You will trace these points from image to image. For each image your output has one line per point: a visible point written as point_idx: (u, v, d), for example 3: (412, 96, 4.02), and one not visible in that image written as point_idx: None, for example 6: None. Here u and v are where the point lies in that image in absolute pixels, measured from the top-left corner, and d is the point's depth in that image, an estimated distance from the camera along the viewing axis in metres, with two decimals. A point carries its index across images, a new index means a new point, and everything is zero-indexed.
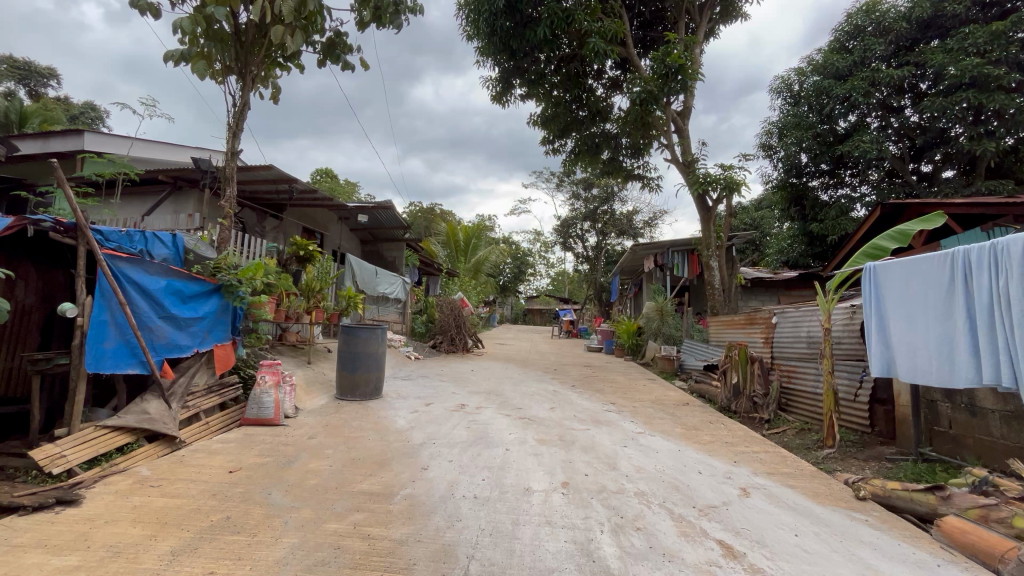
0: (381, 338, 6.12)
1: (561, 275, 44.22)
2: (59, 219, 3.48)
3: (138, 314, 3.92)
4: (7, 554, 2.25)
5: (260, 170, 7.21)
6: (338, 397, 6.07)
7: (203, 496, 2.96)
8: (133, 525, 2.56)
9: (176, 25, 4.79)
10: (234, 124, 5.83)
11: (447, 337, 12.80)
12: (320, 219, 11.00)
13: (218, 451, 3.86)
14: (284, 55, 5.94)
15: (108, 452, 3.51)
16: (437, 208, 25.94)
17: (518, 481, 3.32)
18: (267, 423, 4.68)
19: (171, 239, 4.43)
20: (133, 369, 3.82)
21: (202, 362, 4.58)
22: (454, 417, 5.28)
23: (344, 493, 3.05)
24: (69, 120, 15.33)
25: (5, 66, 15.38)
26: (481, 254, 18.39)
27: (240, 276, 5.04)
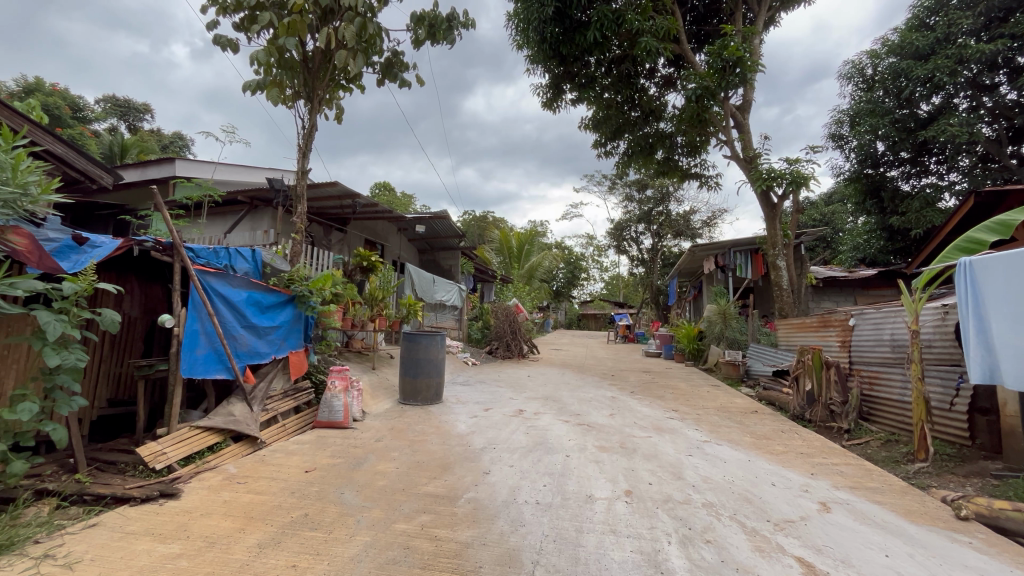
0: (441, 345, 6.29)
1: (615, 279, 43.35)
2: (159, 239, 3.86)
3: (224, 324, 4.28)
4: (122, 540, 2.51)
5: (327, 187, 7.66)
6: (400, 402, 6.29)
7: (284, 493, 3.17)
8: (225, 518, 2.79)
9: (253, 57, 5.27)
10: (304, 145, 6.24)
11: (503, 343, 12.92)
12: (381, 231, 11.50)
13: (295, 452, 4.11)
14: (346, 77, 6.30)
15: (200, 451, 3.84)
16: (490, 216, 26.31)
17: (581, 488, 3.29)
18: (338, 425, 4.93)
19: (252, 253, 4.83)
20: (221, 374, 4.16)
21: (279, 368, 4.93)
22: (514, 422, 5.32)
23: (411, 495, 3.16)
24: (162, 149, 17.04)
25: (109, 104, 17.34)
26: (534, 260, 18.44)
27: (311, 287, 5.38)
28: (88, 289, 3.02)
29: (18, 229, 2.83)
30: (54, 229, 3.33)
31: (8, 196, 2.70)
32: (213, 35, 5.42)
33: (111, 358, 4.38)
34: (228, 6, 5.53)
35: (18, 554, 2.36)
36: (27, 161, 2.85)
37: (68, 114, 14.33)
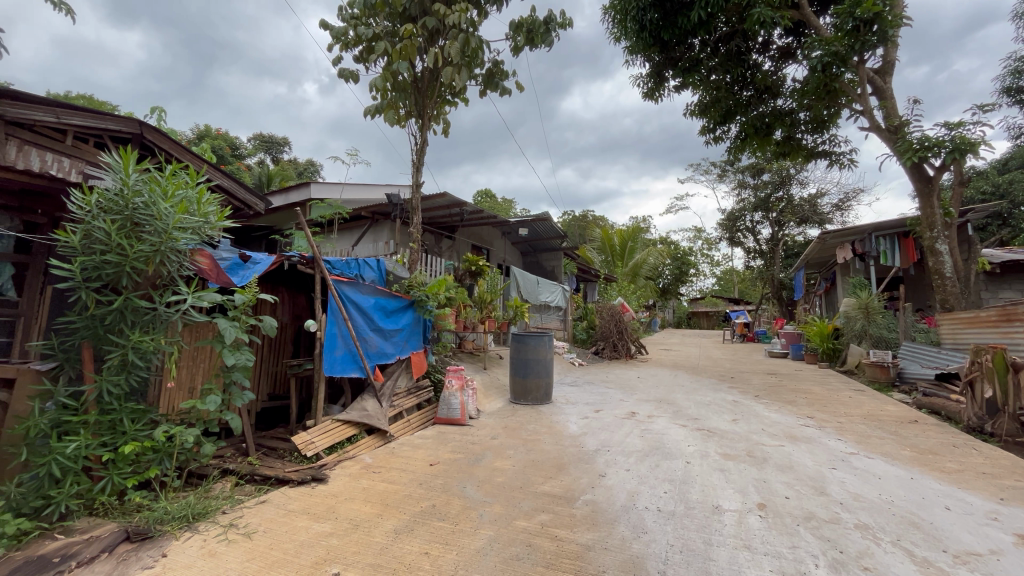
0: (549, 345, 6.33)
1: (728, 274, 40.15)
2: (303, 253, 4.38)
3: (357, 327, 4.74)
4: (286, 517, 2.90)
5: (437, 198, 8.18)
6: (512, 401, 6.45)
7: (413, 484, 3.42)
8: (365, 503, 3.08)
9: (371, 85, 5.81)
10: (417, 161, 6.71)
11: (609, 344, 12.66)
12: (486, 236, 11.95)
13: (420, 445, 4.43)
14: (452, 93, 6.66)
15: (341, 442, 4.30)
16: (590, 214, 25.90)
17: (706, 497, 3.08)
18: (456, 422, 5.20)
19: (377, 263, 5.30)
20: (355, 373, 4.63)
21: (403, 367, 5.35)
22: (627, 424, 5.16)
23: (529, 493, 3.21)
24: (299, 176, 19.54)
25: (258, 142, 20.25)
26: (638, 258, 17.77)
27: (428, 292, 5.76)
28: (251, 300, 3.53)
29: (200, 252, 3.44)
30: (228, 248, 3.93)
31: (195, 225, 3.27)
32: (338, 70, 6.08)
33: (269, 358, 5.08)
34: (349, 42, 6.15)
35: (211, 521, 2.85)
36: (209, 193, 3.40)
37: (228, 153, 17.02)
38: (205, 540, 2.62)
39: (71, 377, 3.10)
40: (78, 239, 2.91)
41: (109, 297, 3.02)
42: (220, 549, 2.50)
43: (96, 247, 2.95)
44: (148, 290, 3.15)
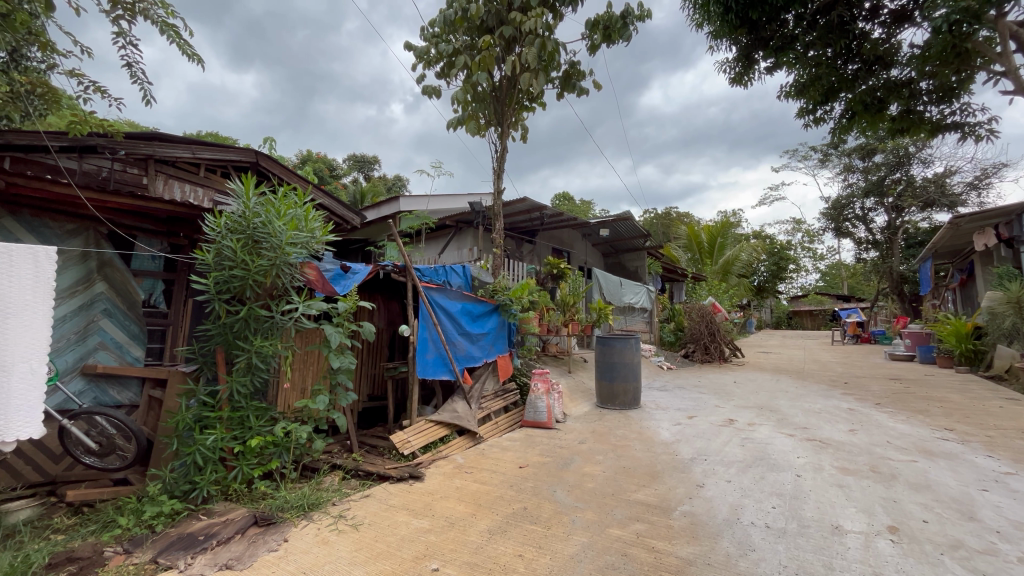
0: (637, 348, 6.12)
1: (836, 269, 36.22)
2: (395, 263, 4.64)
3: (446, 332, 4.92)
4: (387, 511, 3.08)
5: (517, 203, 8.30)
6: (599, 406, 6.33)
7: (504, 486, 3.47)
8: (459, 502, 3.18)
9: (454, 98, 6.05)
10: (498, 168, 6.85)
11: (700, 346, 11.98)
12: (566, 239, 11.90)
13: (509, 448, 4.49)
14: (530, 98, 6.73)
15: (435, 442, 4.49)
16: (674, 211, 24.73)
17: (823, 515, 2.78)
18: (543, 426, 5.20)
19: (462, 269, 5.50)
20: (446, 375, 4.82)
21: (490, 370, 5.51)
22: (725, 432, 4.83)
23: (622, 500, 3.11)
24: (389, 191, 20.86)
25: (352, 162, 21.91)
26: (730, 254, 16.64)
27: (512, 296, 5.84)
28: (352, 309, 3.80)
29: (307, 264, 3.74)
30: (331, 260, 4.25)
31: (304, 240, 3.59)
32: (422, 87, 6.40)
33: (369, 361, 5.45)
34: (432, 59, 6.46)
35: (323, 511, 3.11)
36: (315, 210, 3.71)
37: (328, 173, 18.60)
38: (319, 529, 2.85)
39: (208, 377, 3.56)
40: (211, 257, 3.35)
41: (235, 307, 3.43)
42: (332, 539, 2.71)
43: (225, 263, 3.36)
44: (267, 300, 3.51)
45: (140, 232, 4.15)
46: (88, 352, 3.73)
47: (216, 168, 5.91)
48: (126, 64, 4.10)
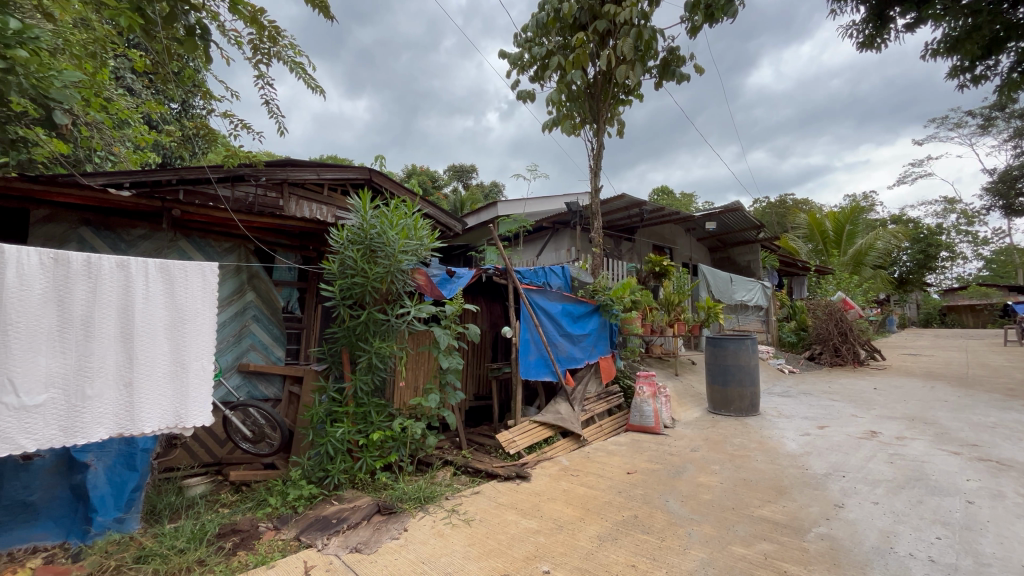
0: (753, 349, 5.63)
1: (1006, 255, 30.10)
2: (497, 266, 4.76)
3: (547, 333, 4.93)
4: (497, 510, 3.15)
5: (615, 200, 8.08)
6: (711, 411, 5.91)
7: (612, 491, 3.37)
8: (567, 505, 3.15)
9: (548, 100, 6.08)
10: (594, 166, 6.74)
11: (829, 348, 10.65)
12: (668, 235, 11.34)
13: (615, 452, 4.37)
14: (625, 91, 6.53)
15: (540, 442, 4.52)
16: (791, 198, 22.34)
17: (1009, 553, 2.30)
18: (650, 430, 5.00)
19: (562, 270, 5.57)
20: (548, 377, 4.83)
21: (592, 372, 5.44)
22: (867, 446, 4.22)
23: (744, 516, 2.86)
24: (486, 198, 21.55)
25: (451, 173, 22.95)
26: (863, 243, 14.64)
27: (613, 296, 5.69)
28: (457, 312, 3.96)
29: (417, 270, 3.97)
30: (438, 265, 4.47)
31: (414, 248, 3.83)
32: (516, 93, 6.52)
33: (473, 362, 5.65)
34: (525, 64, 6.54)
35: (438, 505, 3.27)
36: (422, 219, 3.94)
37: (430, 185, 19.75)
38: (434, 522, 3.01)
39: (336, 375, 3.97)
40: (336, 267, 3.71)
41: (356, 311, 3.76)
42: (447, 532, 2.85)
43: (348, 272, 3.70)
44: (383, 304, 3.81)
45: (279, 246, 4.67)
46: (242, 353, 4.34)
47: (337, 187, 6.63)
48: (265, 102, 4.65)
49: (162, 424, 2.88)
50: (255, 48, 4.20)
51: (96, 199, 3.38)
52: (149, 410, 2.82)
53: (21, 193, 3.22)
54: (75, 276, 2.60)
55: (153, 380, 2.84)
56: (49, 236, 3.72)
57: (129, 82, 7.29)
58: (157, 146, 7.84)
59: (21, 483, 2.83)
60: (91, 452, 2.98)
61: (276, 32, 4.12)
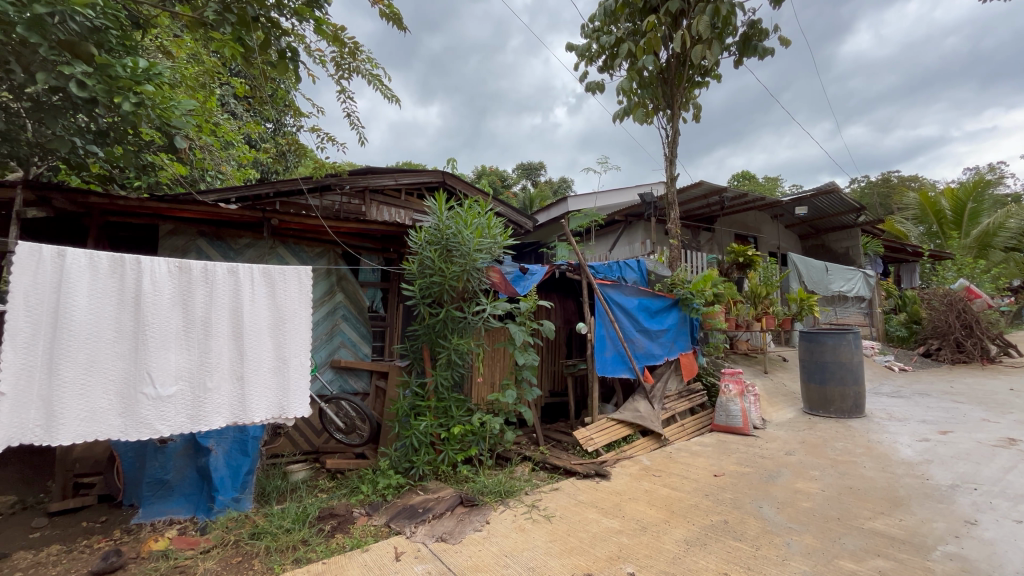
0: (855, 345, 5.12)
1: None
2: (570, 261, 4.72)
3: (623, 329, 4.80)
4: (577, 507, 3.12)
5: (693, 188, 7.67)
6: (807, 412, 5.45)
7: (698, 494, 3.22)
8: (650, 507, 3.05)
9: (619, 89, 5.93)
10: (669, 154, 6.45)
11: (949, 343, 9.40)
12: (752, 223, 10.61)
13: (700, 453, 4.16)
14: (701, 72, 6.20)
15: (618, 441, 4.43)
16: (897, 176, 19.93)
17: None
18: (738, 431, 4.71)
19: (637, 264, 5.46)
20: (626, 373, 4.71)
21: (672, 369, 5.23)
22: (1003, 455, 3.67)
23: (852, 528, 2.60)
24: (555, 194, 21.38)
25: (520, 172, 22.98)
26: (990, 223, 12.73)
27: (693, 289, 5.42)
28: (531, 308, 3.98)
29: (492, 267, 4.03)
30: (511, 262, 4.51)
31: (489, 246, 3.89)
32: (585, 85, 6.42)
33: (548, 358, 5.64)
34: (594, 54, 6.41)
35: (518, 499, 3.31)
36: (496, 217, 4.00)
37: (500, 185, 20.05)
38: (515, 516, 3.04)
39: (418, 371, 4.15)
40: (416, 267, 3.87)
41: (435, 309, 3.90)
42: (527, 527, 2.87)
43: (427, 271, 3.84)
44: (460, 302, 3.91)
45: (363, 250, 4.95)
46: (334, 349, 4.66)
47: (414, 191, 6.93)
48: (347, 114, 4.95)
49: (268, 414, 3.17)
50: (337, 65, 4.50)
51: (210, 213, 3.79)
52: (258, 401, 3.12)
53: (151, 210, 3.67)
54: (194, 281, 2.93)
55: (261, 374, 3.15)
56: (173, 248, 4.20)
57: (232, 106, 8.11)
58: (257, 162, 8.65)
59: (160, 463, 3.31)
60: (212, 439, 3.37)
61: (355, 47, 4.39)
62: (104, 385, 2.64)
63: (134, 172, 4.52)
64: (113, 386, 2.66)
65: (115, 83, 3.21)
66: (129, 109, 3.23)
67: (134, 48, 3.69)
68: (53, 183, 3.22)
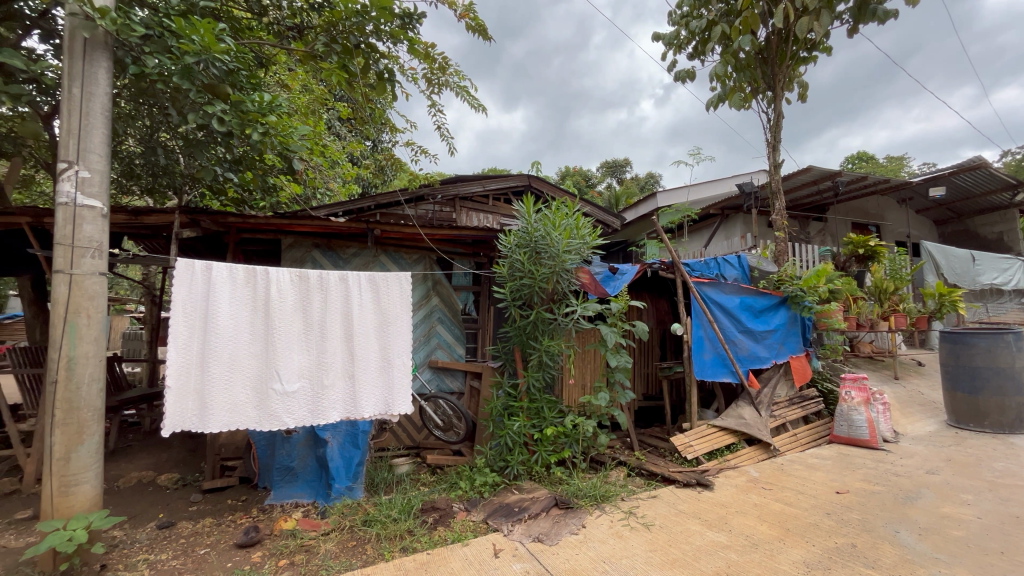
0: (1016, 347, 4.33)
1: None
2: (663, 260, 4.51)
3: (724, 330, 4.50)
4: (679, 517, 2.97)
5: (800, 175, 6.99)
6: (952, 425, 4.71)
7: (818, 512, 2.91)
8: (761, 522, 2.82)
9: (712, 74, 5.60)
10: (772, 138, 5.94)
11: None
12: (874, 210, 9.40)
13: (817, 466, 3.77)
14: (808, 47, 5.65)
15: (721, 449, 4.17)
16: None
17: None
18: (864, 444, 4.21)
19: (737, 260, 5.10)
20: (727, 377, 4.42)
21: (781, 374, 4.81)
22: None
23: (1021, 566, 2.20)
24: (641, 191, 20.60)
25: (604, 169, 22.40)
26: None
27: (804, 286, 4.95)
28: (622, 309, 3.88)
29: (581, 268, 3.99)
30: (601, 262, 4.43)
31: (578, 247, 3.87)
32: (674, 74, 6.14)
33: (641, 361, 5.46)
34: (683, 41, 6.11)
35: (614, 505, 3.24)
36: (584, 218, 3.96)
37: (584, 184, 19.73)
38: (612, 522, 2.98)
39: (510, 372, 4.24)
40: (506, 270, 3.95)
41: (526, 312, 3.95)
42: (626, 534, 2.79)
43: (517, 273, 3.90)
44: (550, 304, 3.92)
45: (456, 255, 5.16)
46: (432, 350, 4.91)
47: (501, 196, 7.09)
48: (438, 126, 5.21)
49: (376, 410, 3.42)
50: (429, 80, 4.75)
51: (323, 227, 4.17)
52: (367, 399, 3.38)
53: (274, 226, 4.12)
54: (312, 289, 3.26)
55: (369, 373, 3.41)
56: (293, 259, 4.67)
57: (337, 128, 8.90)
58: (359, 178, 9.40)
59: (287, 451, 3.72)
60: (328, 431, 3.72)
61: (445, 62, 4.59)
62: (243, 381, 3.02)
63: (260, 194, 5.13)
64: (250, 381, 3.04)
65: (246, 117, 3.66)
66: (257, 138, 3.67)
67: (259, 84, 4.19)
68: (201, 208, 3.75)
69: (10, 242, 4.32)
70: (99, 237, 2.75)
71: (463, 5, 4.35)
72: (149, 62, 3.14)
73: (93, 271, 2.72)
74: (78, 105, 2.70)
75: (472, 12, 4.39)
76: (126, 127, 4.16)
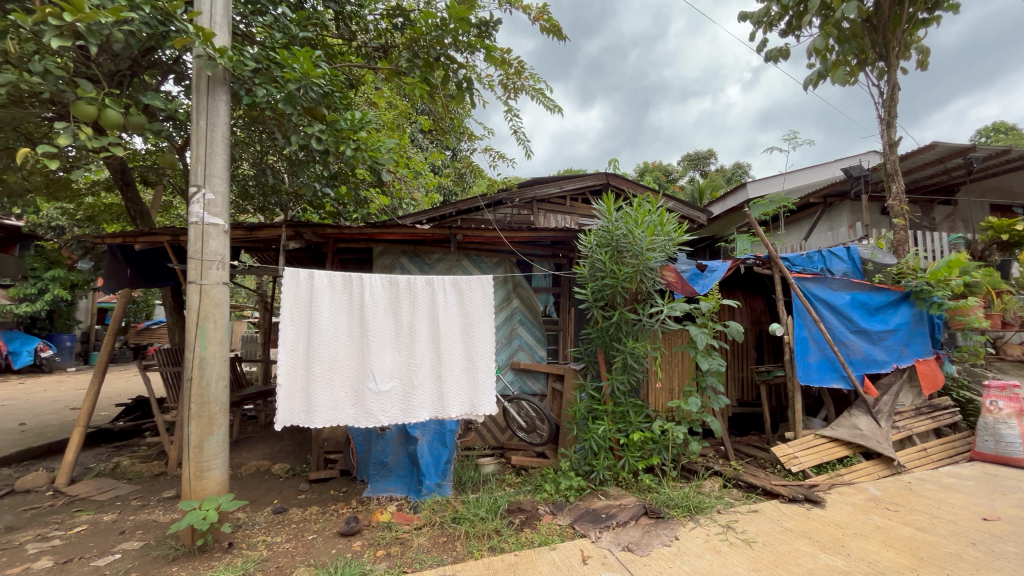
0: None
1: None
2: (758, 255, 4.18)
3: (832, 330, 4.07)
4: (785, 535, 2.72)
5: (921, 153, 6.16)
6: None
7: (960, 541, 2.52)
8: (888, 548, 2.49)
9: (811, 50, 5.12)
10: (886, 114, 5.28)
11: None
12: (1020, 188, 8.01)
13: (955, 487, 3.27)
14: (928, 7, 5.00)
15: (831, 462, 3.76)
16: None
17: None
18: (1016, 464, 3.62)
19: (847, 252, 4.59)
20: (837, 383, 3.98)
21: (905, 380, 4.25)
22: None
23: None
24: (727, 182, 19.33)
25: (686, 162, 21.26)
26: None
27: (931, 280, 4.34)
28: (713, 308, 3.65)
29: (667, 267, 3.81)
30: (688, 259, 4.20)
31: (663, 244, 3.71)
32: (765, 54, 5.69)
33: (735, 364, 5.10)
34: (774, 18, 5.64)
35: (710, 517, 3.05)
36: (668, 213, 3.79)
37: (664, 179, 18.88)
38: (708, 535, 2.80)
39: (593, 374, 4.16)
40: (587, 271, 3.88)
41: (609, 312, 3.85)
42: (724, 549, 2.61)
43: (599, 273, 3.82)
44: (634, 304, 3.80)
45: (535, 256, 5.19)
46: (513, 352, 4.96)
47: (578, 197, 7.04)
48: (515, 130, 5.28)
49: (462, 410, 3.52)
50: (505, 86, 4.83)
51: (409, 233, 4.37)
52: (454, 398, 3.49)
53: (365, 235, 4.39)
54: (401, 293, 3.43)
55: (454, 374, 3.51)
56: (383, 266, 4.96)
57: (419, 140, 9.36)
58: (440, 186, 9.79)
59: (381, 447, 3.94)
60: (418, 430, 3.89)
61: (521, 66, 4.64)
62: (342, 381, 3.25)
63: (353, 207, 5.51)
64: (348, 381, 3.27)
65: (340, 135, 3.95)
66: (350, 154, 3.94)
67: (350, 104, 4.50)
68: (304, 221, 4.10)
69: (155, 258, 4.99)
70: (222, 251, 3.10)
71: (538, 8, 4.36)
72: (259, 93, 3.50)
73: (218, 281, 3.07)
74: (204, 135, 3.07)
75: (547, 13, 4.38)
76: (242, 152, 4.67)
